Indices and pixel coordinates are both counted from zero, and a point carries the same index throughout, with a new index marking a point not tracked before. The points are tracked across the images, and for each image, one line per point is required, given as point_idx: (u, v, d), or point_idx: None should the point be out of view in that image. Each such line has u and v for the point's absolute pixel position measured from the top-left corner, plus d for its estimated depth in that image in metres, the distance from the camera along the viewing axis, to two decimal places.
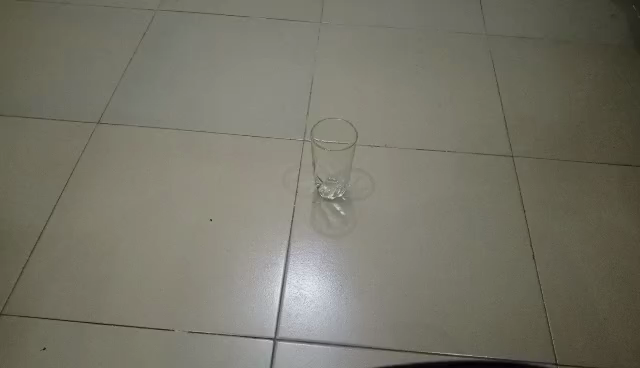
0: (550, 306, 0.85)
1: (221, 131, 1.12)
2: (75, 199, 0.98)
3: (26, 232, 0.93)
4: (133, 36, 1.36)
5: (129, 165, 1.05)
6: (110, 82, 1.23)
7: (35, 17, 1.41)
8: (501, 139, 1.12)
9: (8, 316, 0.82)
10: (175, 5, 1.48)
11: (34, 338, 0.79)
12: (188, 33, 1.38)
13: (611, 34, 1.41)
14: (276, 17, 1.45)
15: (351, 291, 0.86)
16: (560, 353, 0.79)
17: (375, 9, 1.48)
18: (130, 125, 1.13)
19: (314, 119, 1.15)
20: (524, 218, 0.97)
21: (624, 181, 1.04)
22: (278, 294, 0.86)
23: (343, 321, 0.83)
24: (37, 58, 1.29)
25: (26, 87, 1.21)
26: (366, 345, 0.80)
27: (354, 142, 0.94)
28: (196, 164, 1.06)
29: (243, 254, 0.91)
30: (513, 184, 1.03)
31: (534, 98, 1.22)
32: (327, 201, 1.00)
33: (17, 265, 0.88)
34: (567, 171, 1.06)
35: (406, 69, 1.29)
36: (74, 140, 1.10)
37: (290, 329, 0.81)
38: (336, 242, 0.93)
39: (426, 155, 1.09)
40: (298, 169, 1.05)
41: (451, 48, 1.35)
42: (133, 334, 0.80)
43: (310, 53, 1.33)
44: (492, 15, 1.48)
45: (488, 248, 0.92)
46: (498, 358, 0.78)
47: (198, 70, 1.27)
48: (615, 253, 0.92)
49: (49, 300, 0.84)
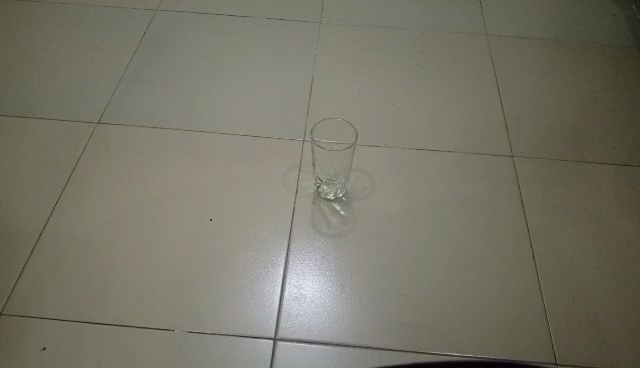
0: (550, 306, 0.85)
1: (221, 131, 1.12)
2: (75, 199, 0.99)
3: (26, 232, 0.93)
4: (133, 36, 1.36)
5: (129, 165, 1.05)
6: (110, 82, 1.23)
7: (35, 17, 1.41)
8: (501, 139, 1.12)
9: (8, 316, 0.82)
10: (175, 5, 1.48)
11: (33, 339, 0.79)
12: (189, 33, 1.38)
13: (610, 34, 1.41)
14: (276, 17, 1.45)
15: (351, 291, 0.86)
16: (560, 353, 0.79)
17: (374, 9, 1.48)
18: (130, 125, 1.13)
19: (314, 119, 1.15)
20: (524, 218, 0.97)
21: (624, 182, 1.04)
22: (278, 293, 0.86)
23: (344, 321, 0.83)
24: (37, 58, 1.29)
25: (26, 87, 1.21)
26: (365, 345, 0.80)
27: (354, 143, 0.94)
28: (196, 164, 1.06)
29: (243, 254, 0.91)
30: (513, 184, 1.03)
31: (534, 98, 1.22)
32: (327, 201, 1.00)
33: (17, 265, 0.88)
34: (567, 171, 1.06)
35: (406, 69, 1.29)
36: (74, 140, 1.10)
37: (290, 329, 0.81)
38: (336, 242, 0.93)
39: (425, 155, 1.09)
40: (298, 169, 1.05)
41: (451, 48, 1.35)
42: (133, 335, 0.80)
43: (310, 53, 1.33)
44: (492, 15, 1.48)
45: (488, 248, 0.92)
46: (497, 358, 0.78)
47: (198, 70, 1.27)
48: (615, 253, 0.92)
49: (49, 300, 0.84)
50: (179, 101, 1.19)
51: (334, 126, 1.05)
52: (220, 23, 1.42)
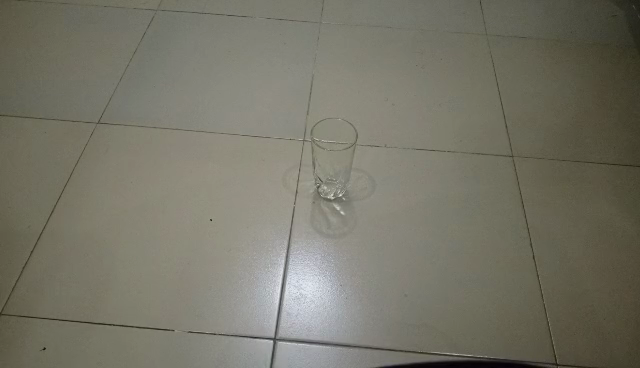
0: (550, 306, 0.85)
1: (220, 131, 1.12)
2: (74, 199, 0.99)
3: (26, 232, 0.93)
4: (133, 36, 1.36)
5: (129, 164, 1.05)
6: (110, 82, 1.23)
7: (35, 17, 1.41)
8: (501, 139, 1.12)
9: (8, 316, 0.82)
10: (175, 4, 1.48)
11: (34, 338, 0.79)
12: (188, 33, 1.38)
13: (610, 34, 1.41)
14: (276, 17, 1.44)
15: (351, 291, 0.86)
16: (561, 353, 0.79)
17: (374, 9, 1.48)
18: (130, 125, 1.13)
19: (314, 119, 1.15)
20: (524, 218, 0.97)
21: (623, 182, 1.04)
22: (278, 293, 0.86)
23: (344, 321, 0.82)
24: (37, 57, 1.29)
25: (26, 87, 1.21)
26: (365, 345, 0.80)
27: (354, 142, 0.94)
28: (197, 164, 1.06)
29: (243, 254, 0.91)
30: (513, 184, 1.03)
31: (534, 98, 1.22)
32: (327, 201, 1.00)
33: (17, 265, 0.88)
34: (567, 171, 1.06)
35: (406, 69, 1.29)
36: (74, 140, 1.10)
37: (290, 329, 0.81)
38: (336, 242, 0.93)
39: (425, 155, 1.09)
40: (297, 169, 1.05)
41: (451, 48, 1.35)
42: (133, 334, 0.80)
43: (310, 53, 1.33)
44: (492, 15, 1.48)
45: (488, 248, 0.92)
46: (496, 358, 0.78)
47: (198, 70, 1.27)
48: (615, 253, 0.92)
49: (49, 300, 0.84)
50: (179, 101, 1.19)
51: (334, 126, 1.05)
52: (220, 23, 1.42)
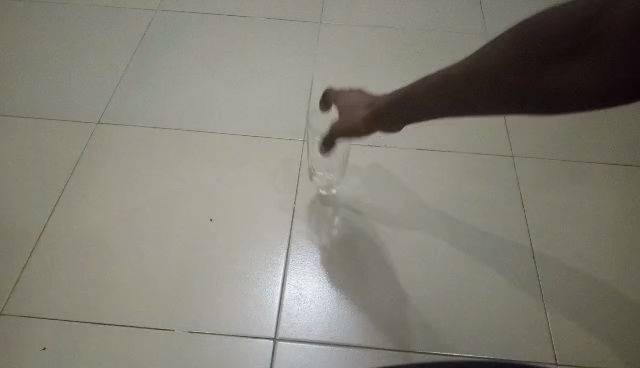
0: (550, 306, 0.85)
1: (220, 131, 1.12)
2: (75, 198, 0.99)
3: (26, 232, 0.93)
4: (133, 37, 1.36)
5: (129, 165, 1.05)
6: (109, 83, 1.23)
7: (35, 17, 1.41)
8: (501, 138, 1.12)
9: (9, 315, 0.82)
10: (175, 4, 1.47)
11: (34, 338, 0.80)
12: (189, 34, 1.38)
13: None
14: (276, 18, 1.44)
15: (351, 291, 0.86)
16: (561, 353, 0.80)
17: (375, 9, 1.48)
18: (130, 125, 1.13)
19: (314, 119, 1.15)
20: (524, 218, 0.97)
21: (625, 182, 1.03)
22: (278, 293, 0.86)
23: (344, 321, 0.83)
24: (37, 58, 1.29)
25: (27, 87, 1.21)
26: (365, 346, 0.80)
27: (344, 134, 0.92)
28: (197, 164, 1.06)
29: (244, 255, 0.91)
30: (514, 183, 1.03)
31: None
32: (327, 201, 0.99)
33: (17, 265, 0.88)
34: (568, 170, 1.06)
35: (405, 69, 1.29)
36: (74, 140, 1.10)
37: (290, 329, 0.82)
38: (335, 242, 0.93)
39: (426, 155, 1.08)
40: (298, 168, 1.05)
41: (451, 49, 1.36)
42: (133, 334, 0.81)
43: (310, 54, 1.33)
44: (492, 14, 1.48)
45: (488, 249, 0.92)
46: (495, 358, 0.79)
47: (197, 70, 1.27)
48: (616, 253, 0.92)
49: (49, 300, 0.84)
50: (178, 101, 1.19)
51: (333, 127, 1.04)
52: (220, 24, 1.41)
